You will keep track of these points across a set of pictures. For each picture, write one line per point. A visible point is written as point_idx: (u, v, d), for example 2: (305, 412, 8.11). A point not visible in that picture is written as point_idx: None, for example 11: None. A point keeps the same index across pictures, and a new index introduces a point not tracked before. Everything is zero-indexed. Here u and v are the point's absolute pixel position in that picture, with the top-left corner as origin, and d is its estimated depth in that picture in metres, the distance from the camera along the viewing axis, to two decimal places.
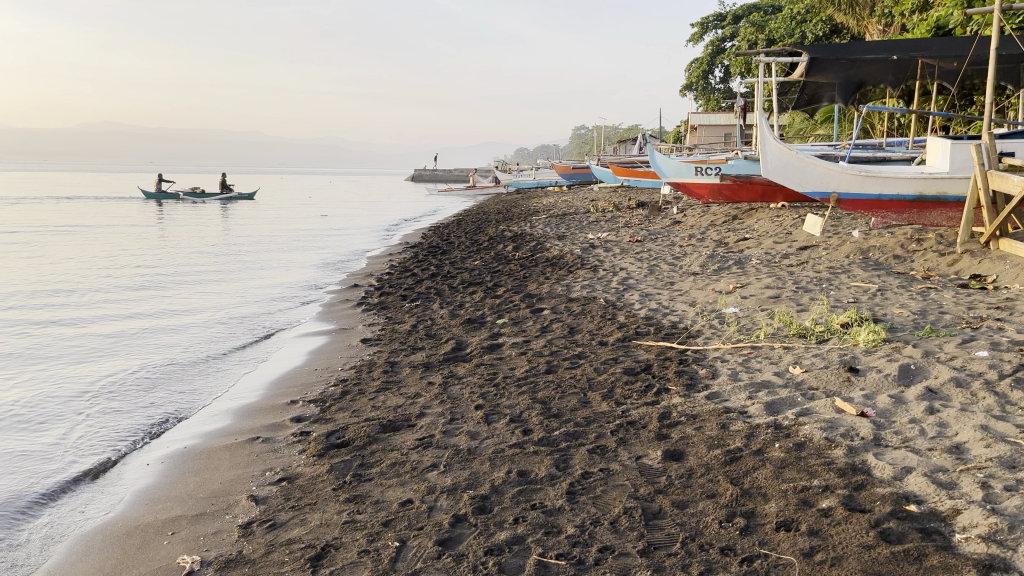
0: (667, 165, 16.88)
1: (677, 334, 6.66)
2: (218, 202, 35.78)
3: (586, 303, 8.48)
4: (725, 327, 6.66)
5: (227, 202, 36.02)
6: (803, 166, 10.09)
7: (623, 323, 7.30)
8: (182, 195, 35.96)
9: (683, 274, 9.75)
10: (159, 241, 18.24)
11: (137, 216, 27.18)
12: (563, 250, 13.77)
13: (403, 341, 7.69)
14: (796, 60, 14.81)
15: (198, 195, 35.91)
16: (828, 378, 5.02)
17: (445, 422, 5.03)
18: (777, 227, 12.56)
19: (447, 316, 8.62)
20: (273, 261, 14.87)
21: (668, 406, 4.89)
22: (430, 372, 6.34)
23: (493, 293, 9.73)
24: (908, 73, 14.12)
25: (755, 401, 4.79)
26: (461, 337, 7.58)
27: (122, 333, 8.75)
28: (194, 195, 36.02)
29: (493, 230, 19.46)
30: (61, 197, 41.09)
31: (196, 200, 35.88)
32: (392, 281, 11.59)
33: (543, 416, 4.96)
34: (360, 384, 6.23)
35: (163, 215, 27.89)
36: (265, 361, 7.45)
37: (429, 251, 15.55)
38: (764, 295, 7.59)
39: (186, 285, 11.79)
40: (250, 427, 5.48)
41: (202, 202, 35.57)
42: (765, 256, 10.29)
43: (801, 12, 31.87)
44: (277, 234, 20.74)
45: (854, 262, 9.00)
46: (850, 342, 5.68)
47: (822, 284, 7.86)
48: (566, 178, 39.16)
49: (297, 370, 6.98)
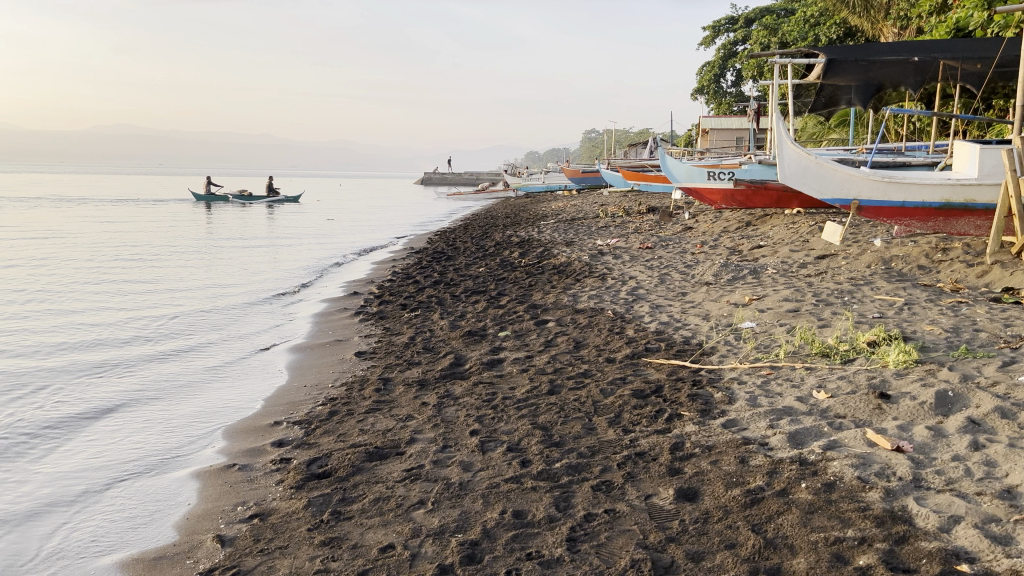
0: (678, 170, 16.38)
1: (689, 351, 6.23)
2: (264, 207, 36.02)
3: (592, 315, 8.05)
4: (742, 344, 6.21)
5: (274, 206, 36.27)
6: (822, 171, 9.60)
7: (631, 338, 6.87)
8: (234, 198, 36.43)
9: (696, 284, 9.31)
10: (166, 249, 17.93)
11: (190, 220, 27.38)
12: (571, 256, 13.35)
13: (399, 356, 7.27)
14: (812, 62, 14.32)
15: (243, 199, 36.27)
16: (856, 406, 4.57)
17: (437, 450, 4.61)
18: (793, 235, 12.10)
19: (446, 328, 8.20)
20: (276, 271, 14.53)
21: (681, 436, 4.45)
22: (425, 391, 5.91)
23: (496, 303, 9.31)
24: (929, 75, 13.64)
25: (777, 430, 4.34)
26: (461, 351, 7.16)
27: (111, 348, 8.39)
28: (243, 199, 36.29)
29: (500, 235, 19.08)
30: (85, 199, 41.17)
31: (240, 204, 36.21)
32: (393, 289, 11.20)
33: (544, 445, 4.53)
34: (349, 404, 5.81)
35: (190, 220, 27.82)
36: (253, 376, 7.05)
37: (435, 257, 15.17)
38: (782, 308, 7.15)
39: (185, 297, 11.46)
40: (227, 452, 5.05)
41: (249, 204, 35.80)
42: (782, 265, 9.84)
43: (814, 15, 31.34)
44: (286, 241, 20.37)
45: (877, 272, 8.55)
46: (878, 363, 5.23)
47: (844, 297, 7.40)
48: (576, 182, 38.72)
49: (285, 386, 6.57)
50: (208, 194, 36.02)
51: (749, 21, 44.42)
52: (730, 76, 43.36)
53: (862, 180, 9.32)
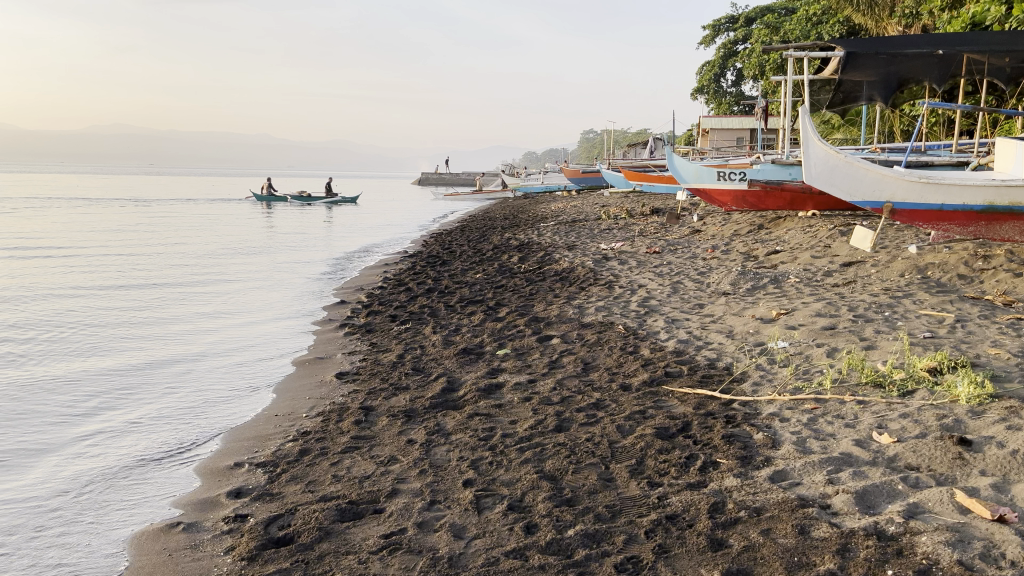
0: (686, 170, 15.56)
1: (717, 377, 5.42)
2: (323, 206, 36.86)
3: (601, 331, 7.24)
4: (778, 369, 5.41)
5: (333, 207, 37.16)
6: (851, 170, 8.79)
7: (647, 359, 6.06)
8: (291, 199, 37.42)
9: (712, 294, 8.53)
10: (149, 254, 17.13)
11: (258, 220, 28.08)
12: (574, 261, 12.55)
13: (385, 378, 6.45)
14: (828, 56, 13.52)
15: (307, 199, 37.25)
16: (931, 455, 3.77)
17: (423, 508, 3.81)
18: (812, 239, 11.32)
19: (439, 345, 7.39)
20: (262, 275, 13.73)
21: (721, 493, 3.65)
22: (412, 425, 5.11)
23: (494, 315, 8.51)
24: (953, 69, 12.81)
25: (840, 487, 3.53)
26: (454, 373, 6.35)
27: (70, 367, 7.61)
28: (301, 199, 37.37)
29: (498, 237, 18.24)
30: (105, 199, 41.15)
31: (301, 203, 37.21)
32: (383, 298, 10.38)
33: (553, 503, 3.72)
34: (323, 442, 5.00)
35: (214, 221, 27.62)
36: (220, 403, 6.23)
37: (429, 261, 14.36)
38: (817, 324, 6.35)
39: (162, 306, 10.67)
40: (174, 507, 4.24)
41: (309, 206, 36.60)
42: (805, 273, 9.06)
43: (816, 13, 30.53)
44: (275, 244, 19.55)
45: (914, 282, 7.77)
46: (946, 397, 4.43)
47: (884, 310, 6.62)
48: (576, 182, 37.86)
49: (255, 417, 5.75)
50: (271, 195, 37.11)
51: (750, 20, 43.61)
52: (730, 75, 42.58)
53: (896, 180, 8.52)
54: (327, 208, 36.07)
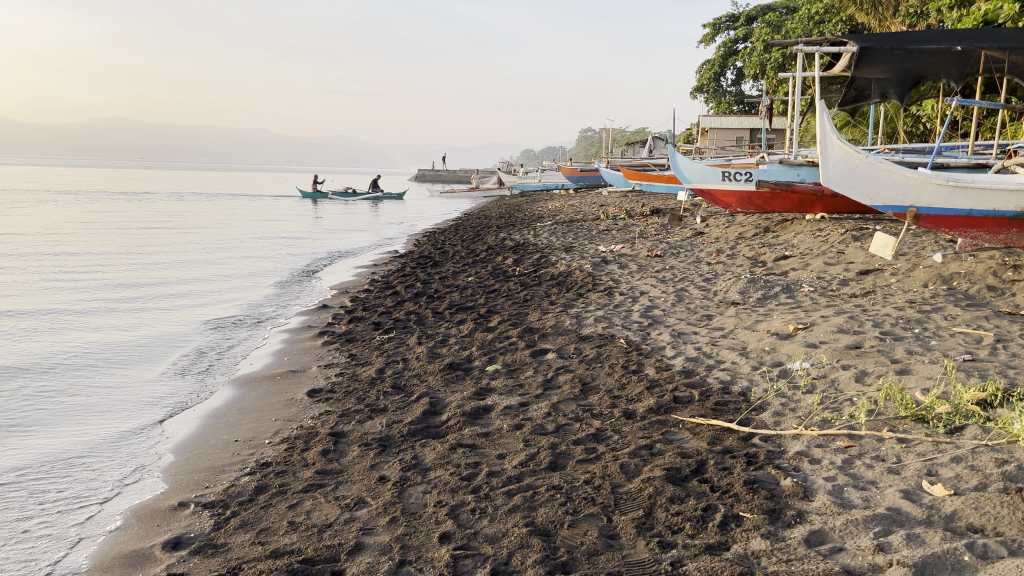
0: (690, 169, 14.90)
1: (733, 405, 4.79)
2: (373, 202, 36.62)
3: (600, 345, 6.61)
4: (802, 397, 4.79)
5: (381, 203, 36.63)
6: (873, 172, 8.18)
7: (653, 380, 5.43)
8: (333, 196, 37.53)
9: (720, 304, 7.92)
10: (131, 251, 16.44)
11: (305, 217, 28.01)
12: (571, 264, 11.93)
13: (361, 397, 5.82)
14: (841, 50, 12.86)
15: (348, 195, 37.63)
16: (998, 512, 3.15)
17: (388, 572, 3.18)
18: (823, 244, 10.70)
19: (424, 358, 6.76)
20: (244, 274, 13.06)
21: (747, 559, 3.03)
22: (386, 458, 4.49)
23: (485, 324, 7.87)
24: (970, 67, 12.18)
25: (892, 557, 2.91)
26: (438, 393, 5.73)
27: (19, 377, 6.96)
28: (344, 195, 37.52)
29: (493, 237, 17.61)
30: (107, 193, 40.67)
31: (347, 200, 37.44)
32: (367, 303, 9.74)
33: (546, 568, 3.10)
34: (283, 477, 4.38)
35: (203, 216, 26.97)
36: (177, 422, 5.61)
37: (420, 262, 13.72)
38: (840, 343, 5.72)
39: (135, 306, 10.08)
40: (99, 559, 3.61)
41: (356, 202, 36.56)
42: (819, 281, 8.45)
43: (819, 11, 29.82)
44: (262, 241, 18.90)
45: (940, 294, 7.18)
46: (1003, 436, 3.81)
47: (914, 326, 6.02)
48: (573, 181, 37.25)
49: (211, 442, 5.12)
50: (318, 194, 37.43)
51: (750, 19, 42.97)
52: (730, 75, 41.92)
53: (922, 183, 7.90)
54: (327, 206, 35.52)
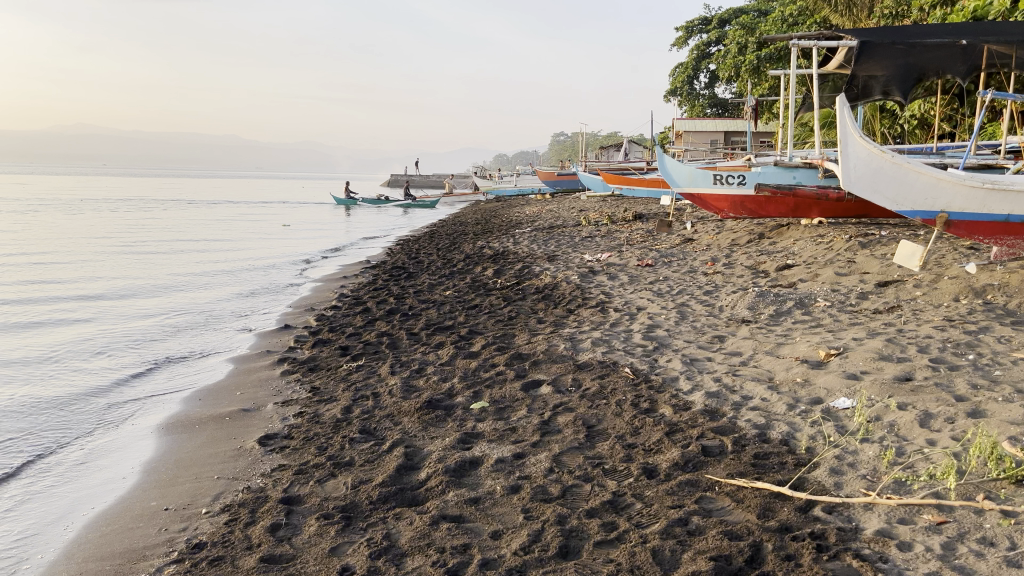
0: (679, 173, 14.07)
1: (777, 459, 3.92)
2: (401, 210, 35.69)
3: (601, 375, 5.72)
4: (861, 446, 3.92)
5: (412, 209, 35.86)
6: (900, 174, 7.45)
7: (672, 424, 4.55)
8: (363, 202, 36.68)
9: (729, 323, 7.07)
10: (82, 267, 15.25)
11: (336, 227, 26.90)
12: (556, 276, 11.05)
13: (323, 446, 4.87)
14: (838, 47, 12.09)
15: (379, 202, 36.41)
16: None
17: None
18: (827, 252, 9.93)
19: (397, 392, 5.82)
20: (199, 292, 11.97)
21: None
22: (351, 538, 3.55)
23: (466, 349, 6.94)
24: (977, 62, 11.43)
25: None
26: (415, 440, 4.80)
27: None
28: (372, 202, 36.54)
29: (470, 246, 16.68)
30: (69, 203, 39.12)
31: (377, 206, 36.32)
32: (334, 323, 8.76)
33: None
34: (215, 568, 3.42)
35: (167, 227, 25.64)
36: (100, 482, 4.67)
37: (393, 274, 12.75)
38: (886, 373, 4.88)
39: (74, 332, 9.03)
40: None
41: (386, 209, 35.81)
42: (835, 295, 7.64)
43: (793, 13, 29.18)
44: (225, 253, 17.72)
45: (979, 310, 6.39)
46: None
47: (968, 351, 5.20)
48: (550, 185, 36.46)
49: (135, 511, 4.17)
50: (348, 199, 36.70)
51: (723, 22, 42.52)
52: (703, 77, 41.40)
53: (955, 186, 7.12)
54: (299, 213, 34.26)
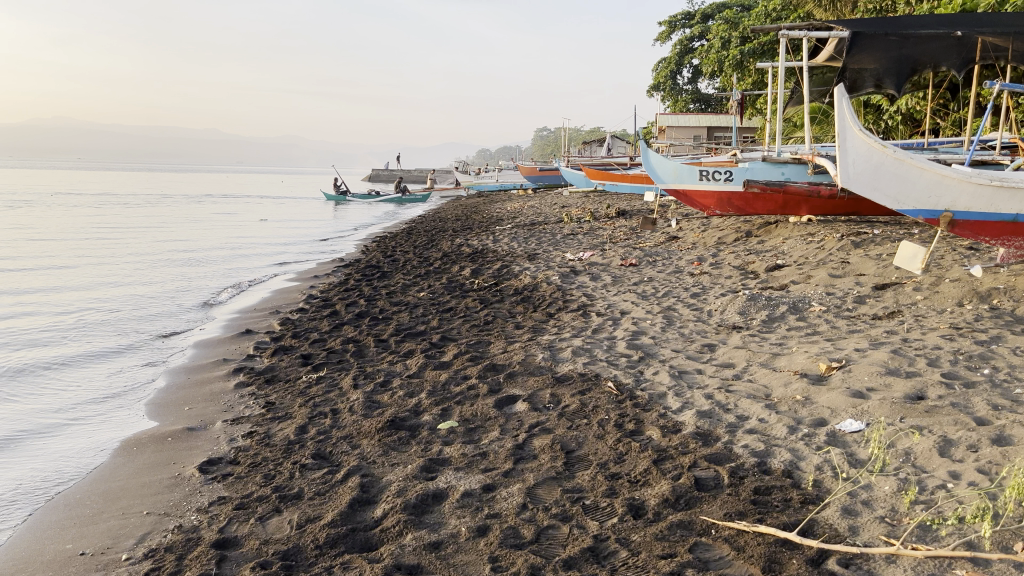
0: (664, 168, 13.58)
1: (781, 495, 3.44)
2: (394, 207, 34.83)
3: (582, 390, 5.22)
4: (874, 480, 3.45)
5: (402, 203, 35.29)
6: (903, 170, 7.06)
7: (661, 451, 4.06)
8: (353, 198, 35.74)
9: (720, 330, 6.60)
10: (42, 269, 14.54)
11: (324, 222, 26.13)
12: (536, 276, 10.54)
13: (271, 474, 4.34)
14: (828, 37, 11.63)
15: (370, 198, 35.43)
16: None
17: None
18: (819, 252, 9.48)
19: (358, 409, 5.29)
20: (161, 296, 11.34)
21: None
22: None
23: (436, 359, 6.42)
24: (972, 54, 11.03)
25: None
26: (372, 467, 4.28)
27: None
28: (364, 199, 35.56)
29: (448, 244, 16.10)
30: (40, 199, 38.06)
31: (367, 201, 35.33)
32: (298, 328, 8.20)
33: None
34: None
35: (138, 225, 24.83)
36: (15, 518, 4.11)
37: (366, 274, 12.17)
38: (896, 391, 4.42)
39: (20, 342, 8.40)
40: None
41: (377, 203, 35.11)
42: (831, 299, 7.19)
43: (776, 8, 28.77)
44: (195, 253, 17.05)
45: (986, 317, 5.95)
46: None
47: (982, 366, 4.75)
48: (532, 181, 35.94)
49: (46, 556, 3.63)
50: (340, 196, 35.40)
51: (706, 16, 42.07)
52: (686, 72, 40.96)
53: (960, 182, 6.71)
54: (277, 209, 33.51)
